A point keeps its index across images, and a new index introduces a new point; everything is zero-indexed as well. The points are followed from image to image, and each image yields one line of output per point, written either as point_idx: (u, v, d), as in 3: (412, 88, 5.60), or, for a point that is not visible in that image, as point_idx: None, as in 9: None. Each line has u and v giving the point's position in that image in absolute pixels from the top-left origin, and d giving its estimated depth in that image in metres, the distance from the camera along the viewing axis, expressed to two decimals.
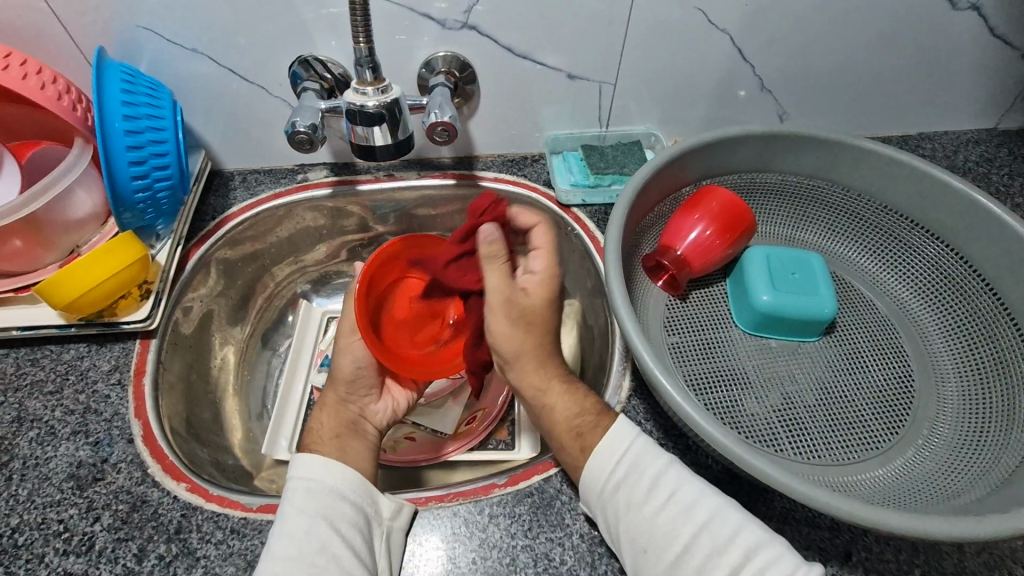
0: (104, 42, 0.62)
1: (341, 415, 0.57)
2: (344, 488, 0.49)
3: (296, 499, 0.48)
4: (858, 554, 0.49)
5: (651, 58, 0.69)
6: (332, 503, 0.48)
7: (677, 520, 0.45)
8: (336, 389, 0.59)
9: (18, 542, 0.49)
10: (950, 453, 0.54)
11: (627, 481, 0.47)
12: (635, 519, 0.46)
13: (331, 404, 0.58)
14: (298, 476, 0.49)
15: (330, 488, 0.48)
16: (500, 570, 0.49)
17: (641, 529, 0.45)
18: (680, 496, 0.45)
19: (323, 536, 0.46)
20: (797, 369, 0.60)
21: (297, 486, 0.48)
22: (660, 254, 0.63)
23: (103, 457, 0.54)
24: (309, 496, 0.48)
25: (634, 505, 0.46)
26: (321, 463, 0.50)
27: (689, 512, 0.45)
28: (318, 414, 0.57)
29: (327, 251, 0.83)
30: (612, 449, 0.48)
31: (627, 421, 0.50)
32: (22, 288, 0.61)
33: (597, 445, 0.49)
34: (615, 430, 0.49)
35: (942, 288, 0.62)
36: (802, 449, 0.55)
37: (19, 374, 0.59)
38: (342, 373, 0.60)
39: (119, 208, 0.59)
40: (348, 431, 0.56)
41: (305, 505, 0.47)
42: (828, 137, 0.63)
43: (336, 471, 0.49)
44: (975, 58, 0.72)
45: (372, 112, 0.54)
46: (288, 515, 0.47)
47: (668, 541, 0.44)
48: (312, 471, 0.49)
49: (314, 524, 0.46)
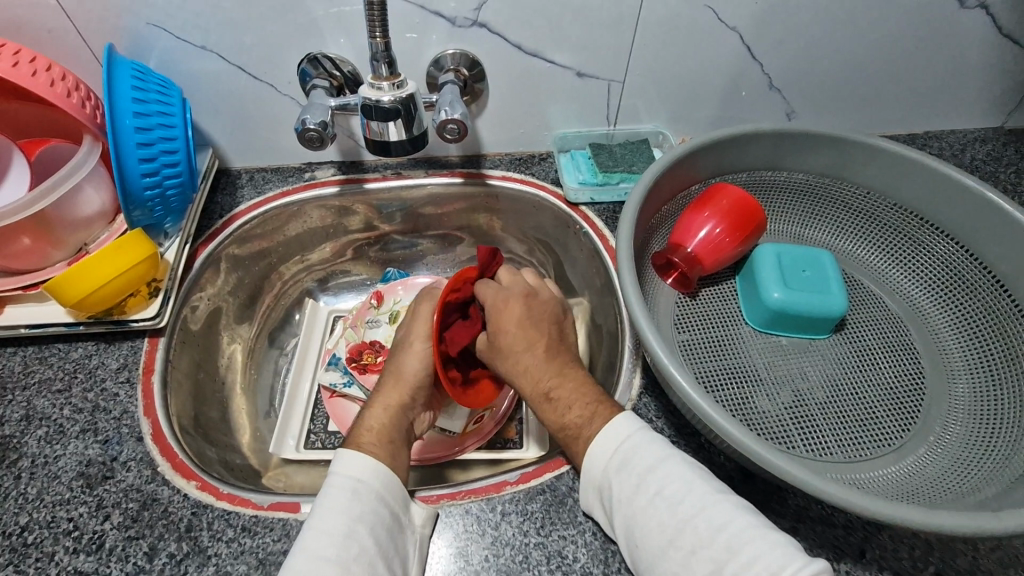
0: (113, 40, 0.61)
1: (397, 421, 0.54)
2: (386, 494, 0.47)
3: (339, 498, 0.46)
4: (872, 551, 0.49)
5: (660, 57, 0.69)
6: (374, 507, 0.46)
7: (665, 513, 0.44)
8: (400, 390, 0.56)
9: (28, 541, 0.49)
10: (963, 450, 0.54)
11: (621, 474, 0.47)
12: (628, 513, 0.45)
13: (393, 406, 0.55)
14: (343, 474, 0.47)
15: (375, 492, 0.47)
16: (513, 568, 0.48)
17: (634, 523, 0.45)
18: (668, 492, 0.45)
19: (364, 539, 0.44)
20: (808, 367, 0.60)
21: (342, 483, 0.46)
22: (671, 252, 0.63)
23: (112, 456, 0.54)
24: (353, 497, 0.46)
25: (625, 499, 0.46)
26: (371, 464, 0.48)
27: (676, 508, 0.44)
28: (377, 413, 0.54)
29: (334, 250, 0.83)
30: (606, 444, 0.48)
31: (626, 417, 0.50)
32: (32, 286, 0.60)
33: (595, 438, 0.49)
34: (613, 425, 0.49)
35: (952, 285, 0.62)
36: (815, 447, 0.55)
37: (27, 373, 0.58)
38: (407, 375, 0.57)
39: (129, 206, 0.59)
40: (400, 437, 0.53)
41: (347, 505, 0.45)
42: (839, 135, 0.63)
43: (383, 476, 0.48)
44: (983, 57, 0.72)
45: (386, 107, 0.54)
46: (328, 513, 0.45)
47: (656, 536, 0.44)
48: (357, 472, 0.47)
49: (355, 527, 0.44)
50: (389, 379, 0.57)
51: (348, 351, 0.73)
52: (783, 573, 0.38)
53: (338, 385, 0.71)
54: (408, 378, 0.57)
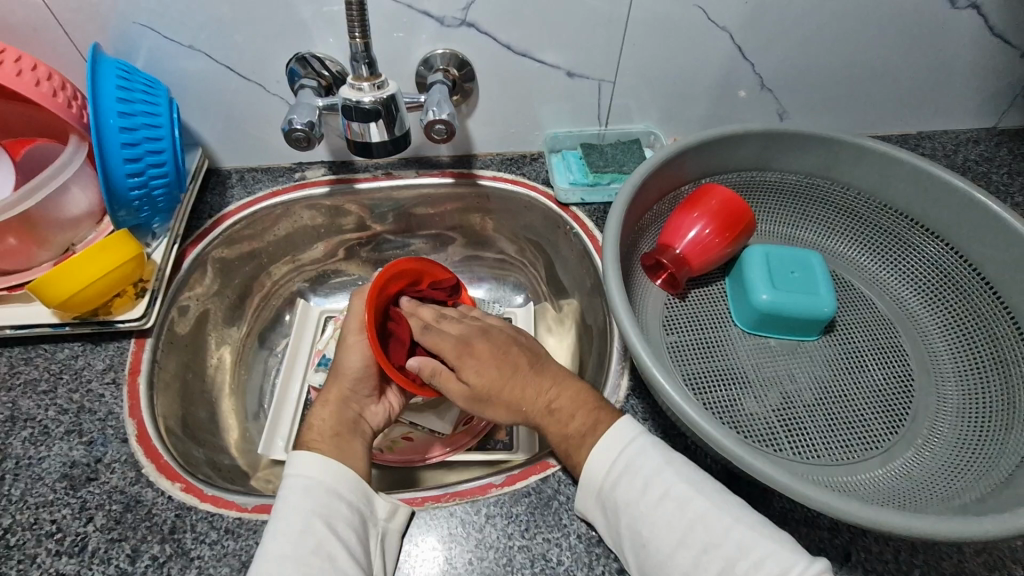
0: (100, 39, 0.61)
1: (342, 414, 0.55)
2: (341, 488, 0.48)
3: (292, 498, 0.47)
4: (857, 554, 0.49)
5: (651, 56, 0.69)
6: (328, 501, 0.47)
7: (673, 515, 0.44)
8: (339, 386, 0.58)
9: (10, 543, 0.49)
10: (950, 453, 0.53)
11: (625, 476, 0.47)
12: (633, 512, 0.45)
13: (333, 400, 0.56)
14: (294, 475, 0.48)
15: (327, 487, 0.47)
16: (497, 571, 0.48)
17: (640, 523, 0.45)
18: (676, 492, 0.45)
19: (321, 533, 0.45)
20: (796, 368, 0.60)
21: (294, 484, 0.47)
22: (659, 253, 0.63)
23: (97, 457, 0.54)
24: (305, 494, 0.47)
25: (630, 500, 0.45)
26: (319, 461, 0.49)
27: (686, 508, 0.44)
28: (317, 409, 0.56)
29: (325, 250, 0.83)
30: (610, 447, 0.48)
31: (626, 421, 0.50)
32: (16, 286, 0.60)
33: (598, 441, 0.49)
34: (616, 429, 0.49)
35: (942, 287, 0.62)
36: (801, 449, 0.54)
37: (12, 373, 0.58)
38: (347, 370, 0.58)
39: (114, 206, 0.58)
40: (347, 430, 0.54)
41: (301, 503, 0.46)
42: (828, 136, 0.63)
43: (335, 470, 0.48)
44: (976, 57, 0.72)
45: (367, 108, 0.54)
46: (283, 513, 0.46)
47: (666, 535, 0.44)
48: (307, 470, 0.48)
49: (310, 522, 0.45)
50: (332, 376, 0.59)
51: None
52: (793, 571, 0.40)
53: None
54: (348, 372, 0.58)
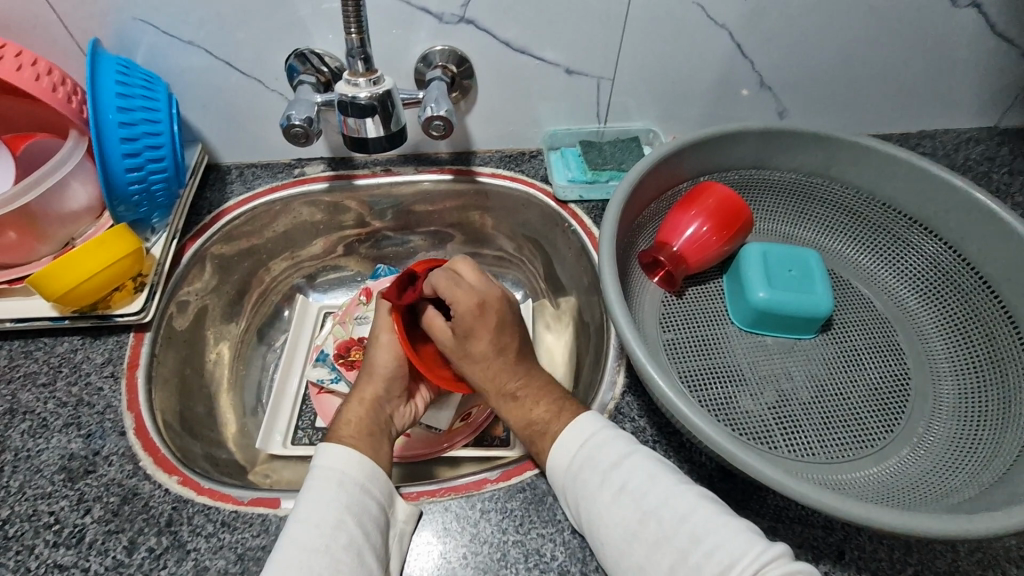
0: (100, 34, 0.61)
1: (376, 413, 0.56)
2: (372, 486, 0.48)
3: (325, 491, 0.47)
4: (851, 552, 0.49)
5: (650, 54, 0.69)
6: (359, 498, 0.47)
7: (629, 509, 0.44)
8: (374, 384, 0.58)
9: (9, 533, 0.49)
10: (946, 452, 0.53)
11: (584, 472, 0.47)
12: (592, 509, 0.45)
13: (368, 398, 0.57)
14: (325, 468, 0.48)
15: (361, 485, 0.48)
16: (491, 565, 0.48)
17: (597, 521, 0.45)
18: (633, 487, 0.45)
19: (351, 530, 0.45)
20: (793, 367, 0.60)
21: (327, 477, 0.47)
22: (656, 250, 0.63)
23: (95, 449, 0.54)
24: (337, 489, 0.47)
25: (590, 496, 0.46)
26: (356, 457, 0.49)
27: (642, 501, 0.44)
28: (353, 407, 0.56)
29: (324, 246, 0.83)
30: (570, 442, 0.49)
31: (589, 415, 0.50)
32: (16, 280, 0.61)
33: (559, 437, 0.49)
34: (577, 424, 0.49)
35: (941, 286, 0.62)
36: (796, 447, 0.54)
37: (12, 366, 0.59)
38: (380, 370, 0.58)
39: (113, 200, 0.59)
40: (380, 430, 0.54)
41: (333, 497, 0.46)
42: (827, 134, 0.63)
43: (367, 468, 0.49)
44: (977, 56, 0.72)
45: (362, 104, 0.54)
46: (314, 505, 0.46)
47: (623, 533, 0.44)
48: (340, 465, 0.48)
49: (343, 518, 0.45)
50: (362, 374, 0.59)
51: (335, 348, 0.73)
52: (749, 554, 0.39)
53: (325, 382, 0.71)
54: (379, 371, 0.58)
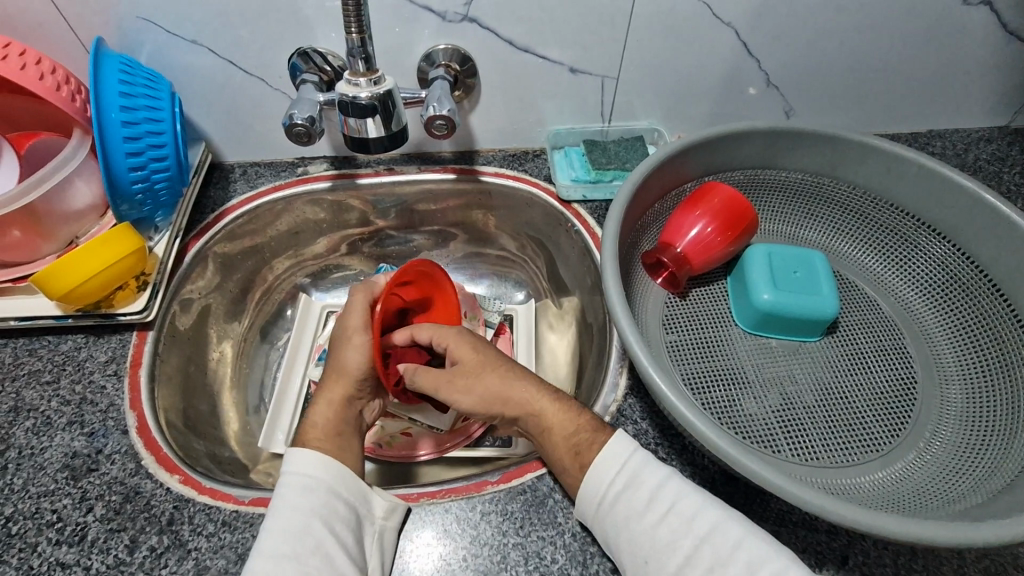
0: (104, 33, 0.62)
1: (344, 413, 0.54)
2: (339, 486, 0.48)
3: (291, 496, 0.46)
4: (855, 558, 0.48)
5: (654, 53, 0.68)
6: (327, 501, 0.46)
7: (677, 532, 0.44)
8: (343, 385, 0.55)
9: (12, 531, 0.49)
10: (953, 457, 0.53)
11: (625, 492, 0.46)
12: (635, 529, 0.45)
13: (337, 401, 0.54)
14: (293, 473, 0.47)
15: (328, 487, 0.47)
16: (491, 568, 0.48)
17: (641, 540, 0.44)
18: (680, 508, 0.44)
19: (319, 534, 0.44)
20: (797, 370, 0.59)
21: (293, 482, 0.47)
22: (660, 251, 0.62)
23: (98, 448, 0.54)
24: (305, 493, 0.46)
25: (633, 517, 0.45)
26: (316, 458, 0.48)
27: (690, 524, 0.43)
28: (321, 410, 0.54)
29: (327, 246, 0.83)
30: (611, 462, 0.47)
31: (624, 436, 0.49)
32: (20, 278, 0.61)
33: (595, 459, 0.48)
34: (610, 447, 0.48)
35: (948, 288, 0.61)
36: (800, 451, 0.54)
37: (16, 364, 0.59)
38: (349, 370, 0.55)
39: (117, 199, 0.59)
40: (349, 430, 0.53)
41: (300, 503, 0.46)
42: (833, 134, 0.62)
43: (335, 470, 0.48)
44: (988, 54, 0.71)
45: (364, 104, 0.54)
46: (282, 512, 0.45)
47: (668, 554, 0.43)
48: (308, 469, 0.47)
49: (310, 523, 0.45)
50: (331, 374, 0.56)
51: None
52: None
53: None
54: (348, 370, 0.55)
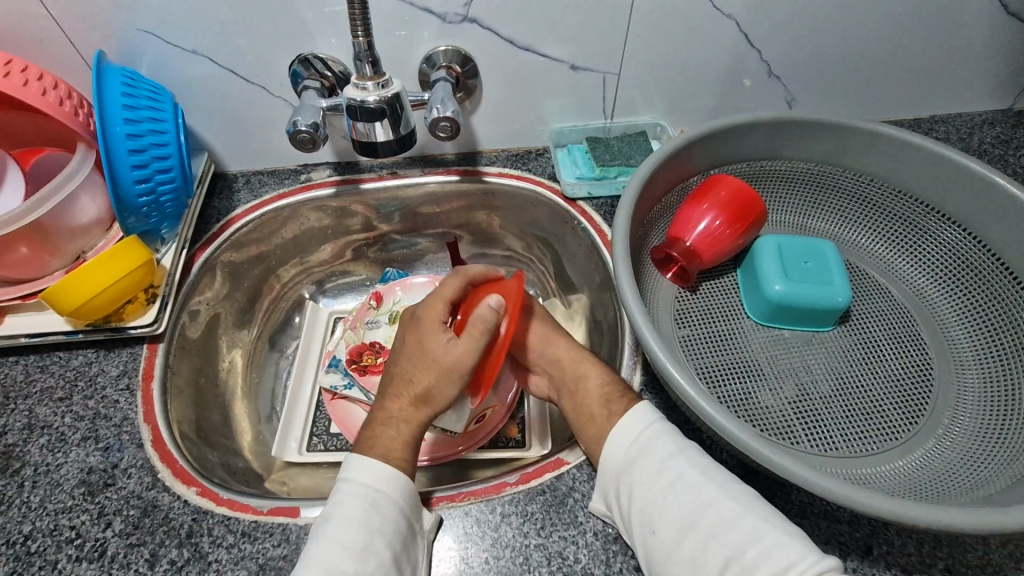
0: (103, 46, 0.61)
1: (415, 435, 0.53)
2: (404, 504, 0.47)
3: (357, 508, 0.46)
4: (879, 548, 0.48)
5: (655, 47, 0.68)
6: (391, 518, 0.46)
7: (679, 503, 0.45)
8: (421, 410, 0.52)
9: (31, 549, 0.49)
10: (973, 443, 0.53)
11: (634, 467, 0.47)
12: (644, 500, 0.45)
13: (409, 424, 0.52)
14: (362, 483, 0.47)
15: (395, 504, 0.47)
16: (514, 569, 0.48)
17: (649, 510, 0.45)
18: (689, 477, 0.45)
19: (379, 552, 0.44)
20: (813, 361, 0.59)
21: (361, 494, 0.46)
22: (668, 246, 0.62)
23: (113, 463, 0.54)
24: (372, 508, 0.46)
25: (644, 484, 0.46)
26: (390, 474, 0.48)
27: (697, 494, 0.44)
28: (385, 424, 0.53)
29: (333, 252, 0.83)
30: (626, 432, 0.49)
31: (645, 406, 0.51)
32: (29, 295, 0.60)
33: (613, 428, 0.50)
34: (634, 412, 0.50)
35: (960, 272, 0.61)
36: (819, 442, 0.54)
37: (28, 381, 0.59)
38: (434, 398, 0.52)
39: (123, 213, 0.59)
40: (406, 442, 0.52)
41: (365, 516, 0.45)
42: (839, 122, 0.62)
43: (403, 488, 0.48)
44: (990, 37, 0.70)
45: (372, 107, 0.54)
46: (344, 522, 0.45)
47: (673, 521, 0.44)
48: (378, 483, 0.47)
49: (372, 539, 0.44)
50: (411, 394, 0.53)
51: (347, 353, 0.73)
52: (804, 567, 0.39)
53: (338, 387, 0.70)
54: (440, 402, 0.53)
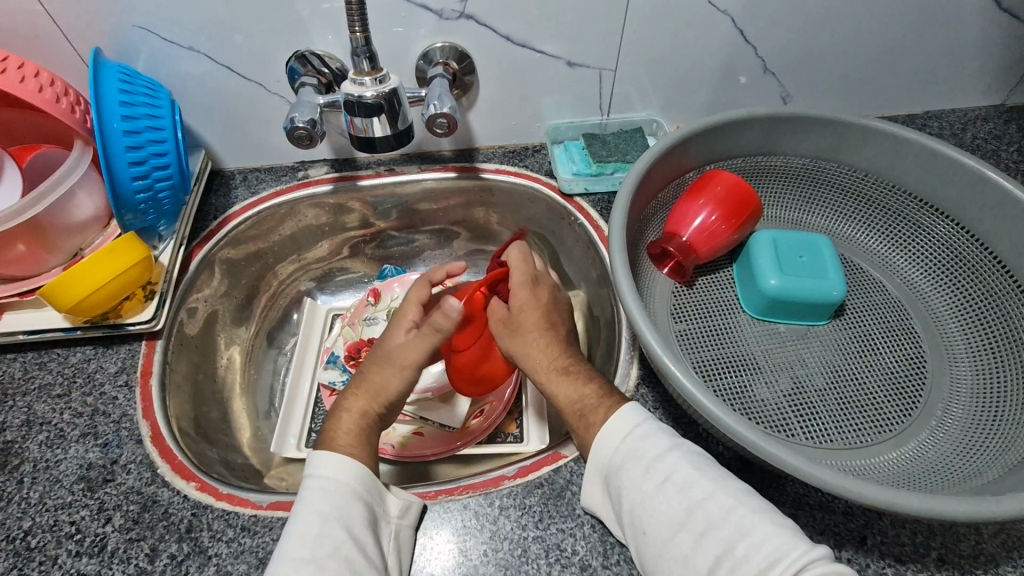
0: (99, 42, 0.61)
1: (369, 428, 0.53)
2: (358, 487, 0.47)
3: (311, 498, 0.45)
4: (873, 538, 0.49)
5: (651, 43, 0.68)
6: (347, 503, 0.46)
7: (668, 505, 0.44)
8: (370, 400, 0.54)
9: (31, 544, 0.49)
10: (966, 435, 0.53)
11: (624, 466, 0.47)
12: (634, 501, 0.45)
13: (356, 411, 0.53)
14: (312, 474, 0.47)
15: (349, 489, 0.46)
16: (512, 562, 0.48)
17: (639, 510, 0.45)
18: (678, 477, 0.44)
19: (337, 537, 0.44)
20: (808, 354, 0.59)
21: (314, 485, 0.46)
22: (665, 241, 0.62)
23: (112, 458, 0.54)
24: (323, 496, 0.45)
25: (631, 487, 0.45)
26: (337, 460, 0.47)
27: (687, 492, 0.44)
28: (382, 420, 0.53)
29: (330, 249, 0.83)
30: (612, 434, 0.48)
31: (632, 405, 0.49)
32: (27, 292, 0.60)
33: (600, 429, 0.49)
34: (620, 414, 0.48)
35: (953, 266, 0.62)
36: (814, 434, 0.54)
37: (27, 378, 0.59)
38: (383, 391, 0.54)
39: (121, 209, 0.59)
40: None
41: (317, 505, 0.45)
42: (834, 117, 0.62)
43: (353, 472, 0.47)
44: (983, 33, 0.71)
45: (369, 103, 0.54)
46: (301, 515, 0.45)
47: (664, 524, 0.43)
48: (328, 471, 0.47)
49: (328, 526, 0.44)
50: (364, 387, 0.55)
51: (346, 351, 0.73)
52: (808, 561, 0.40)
53: (336, 383, 0.71)
54: (391, 395, 0.54)
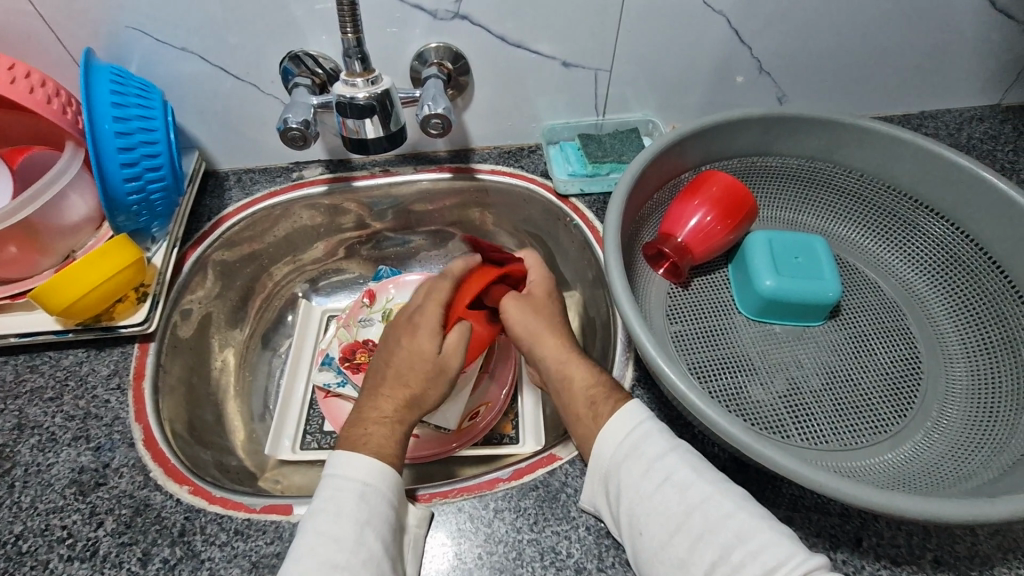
0: (91, 43, 0.61)
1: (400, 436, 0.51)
2: (393, 496, 0.47)
3: (346, 502, 0.45)
4: (868, 540, 0.49)
5: (647, 44, 0.68)
6: (381, 510, 0.46)
7: (666, 503, 0.44)
8: (409, 411, 0.52)
9: (22, 549, 0.49)
10: (961, 435, 0.53)
11: (623, 466, 0.47)
12: (633, 500, 0.45)
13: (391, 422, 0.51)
14: (348, 477, 0.46)
15: (385, 496, 0.46)
16: (507, 565, 0.48)
17: (637, 509, 0.45)
18: (678, 477, 0.44)
19: (371, 544, 0.43)
20: (803, 355, 0.59)
21: (351, 488, 0.46)
22: (660, 242, 0.62)
23: (105, 462, 0.54)
24: (362, 501, 0.45)
25: (631, 487, 0.45)
26: (379, 467, 0.47)
27: (685, 494, 0.43)
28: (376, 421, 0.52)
29: (325, 250, 0.82)
30: (613, 434, 0.48)
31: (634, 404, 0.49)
32: (19, 294, 0.60)
33: (604, 425, 0.49)
34: (623, 411, 0.49)
35: (948, 266, 0.61)
36: (809, 435, 0.54)
37: (18, 381, 0.58)
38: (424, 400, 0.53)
39: (113, 211, 0.59)
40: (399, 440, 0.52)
41: (355, 510, 0.44)
42: (829, 118, 0.62)
43: (392, 480, 0.47)
44: (978, 33, 0.71)
45: (362, 104, 0.54)
46: (335, 516, 0.44)
47: (662, 522, 0.43)
48: (365, 477, 0.46)
49: (363, 532, 0.44)
50: (399, 395, 0.52)
51: (341, 351, 0.72)
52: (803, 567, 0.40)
53: (331, 385, 0.70)
54: (430, 404, 0.54)
